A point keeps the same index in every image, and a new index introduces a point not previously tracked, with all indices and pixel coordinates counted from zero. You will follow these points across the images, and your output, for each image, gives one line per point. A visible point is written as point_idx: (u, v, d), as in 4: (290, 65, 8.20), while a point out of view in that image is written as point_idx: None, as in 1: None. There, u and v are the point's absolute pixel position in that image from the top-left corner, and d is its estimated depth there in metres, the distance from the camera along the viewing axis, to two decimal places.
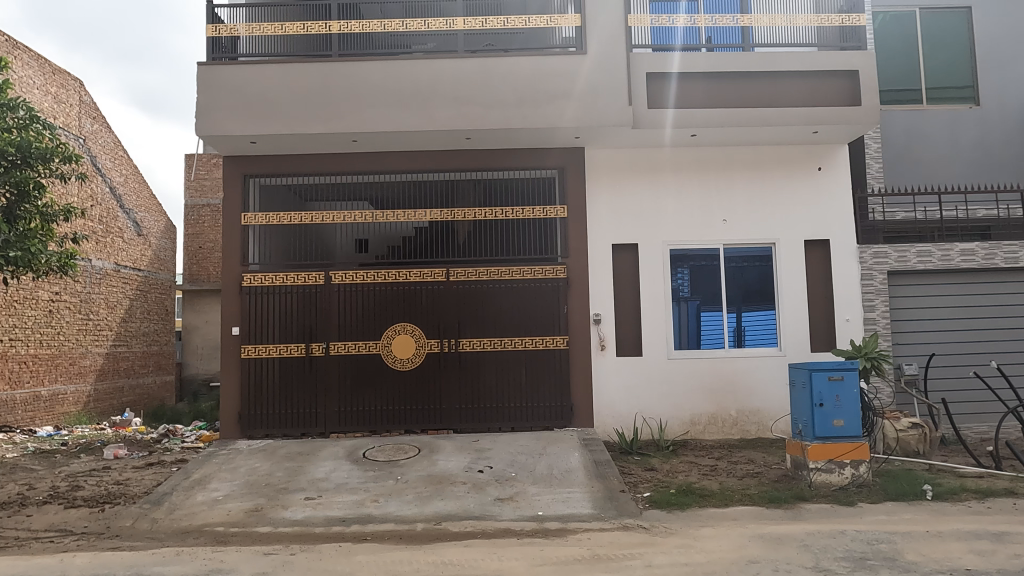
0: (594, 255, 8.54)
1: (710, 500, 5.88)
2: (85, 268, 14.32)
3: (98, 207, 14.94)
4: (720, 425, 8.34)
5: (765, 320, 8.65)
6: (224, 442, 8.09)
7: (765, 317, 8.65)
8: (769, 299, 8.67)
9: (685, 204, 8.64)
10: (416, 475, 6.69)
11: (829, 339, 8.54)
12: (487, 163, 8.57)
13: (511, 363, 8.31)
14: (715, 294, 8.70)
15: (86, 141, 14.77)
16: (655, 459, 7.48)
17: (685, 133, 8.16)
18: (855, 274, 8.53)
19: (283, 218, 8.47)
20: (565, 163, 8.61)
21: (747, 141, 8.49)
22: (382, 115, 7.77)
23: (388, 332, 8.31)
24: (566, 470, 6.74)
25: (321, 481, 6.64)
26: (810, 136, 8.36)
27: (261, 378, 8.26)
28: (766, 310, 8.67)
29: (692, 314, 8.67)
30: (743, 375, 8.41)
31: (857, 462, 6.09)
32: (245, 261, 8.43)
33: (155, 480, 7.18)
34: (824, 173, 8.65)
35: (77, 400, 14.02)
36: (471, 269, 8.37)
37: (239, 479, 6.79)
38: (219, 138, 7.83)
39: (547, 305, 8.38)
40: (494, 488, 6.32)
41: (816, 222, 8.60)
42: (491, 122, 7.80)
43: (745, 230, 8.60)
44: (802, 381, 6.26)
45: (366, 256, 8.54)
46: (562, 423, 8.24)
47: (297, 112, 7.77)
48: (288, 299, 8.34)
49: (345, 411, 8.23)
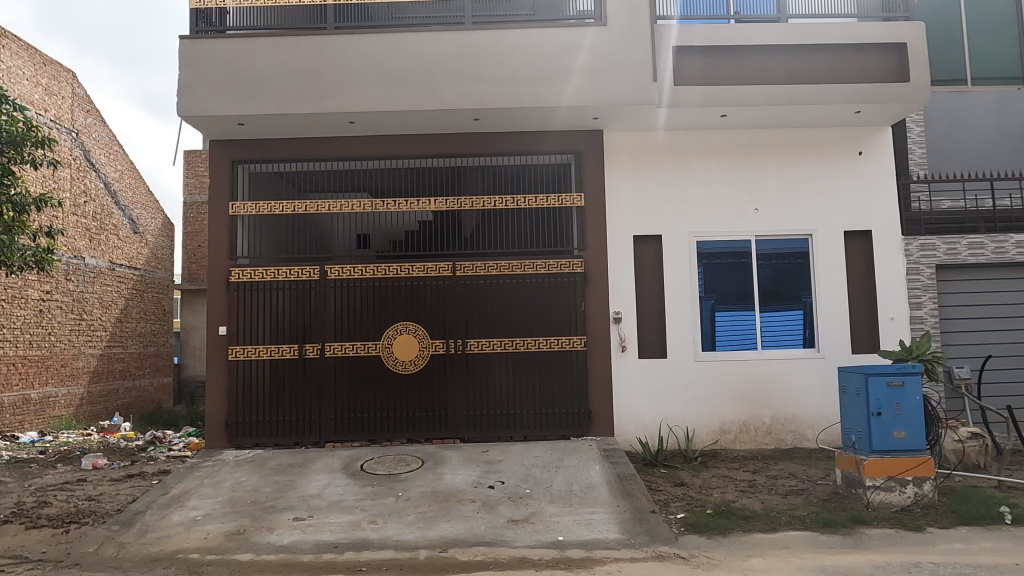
0: (613, 247, 7.81)
1: (755, 524, 5.14)
2: (77, 266, 13.69)
3: (91, 204, 14.32)
4: (752, 434, 7.62)
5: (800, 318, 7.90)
6: (208, 453, 7.39)
7: (801, 315, 7.91)
8: (806, 295, 7.92)
9: (714, 192, 7.91)
10: (419, 492, 5.98)
11: (872, 340, 7.80)
12: (497, 148, 7.87)
13: (523, 367, 7.59)
14: (746, 290, 7.97)
15: (79, 135, 14.09)
16: (684, 473, 6.76)
17: (714, 113, 7.43)
18: (900, 268, 7.79)
19: (275, 208, 7.78)
20: (583, 148, 7.90)
21: (781, 122, 7.76)
22: (383, 94, 7.07)
23: (388, 332, 7.61)
24: (587, 486, 6.02)
25: (312, 499, 5.93)
26: (851, 116, 7.62)
27: (250, 383, 7.57)
28: (803, 306, 7.92)
29: (705, 314, 7.89)
30: (777, 378, 7.67)
31: (921, 479, 5.34)
32: (233, 254, 7.75)
33: (130, 496, 6.48)
34: (865, 158, 7.91)
35: (69, 403, 13.37)
36: (480, 263, 7.66)
37: (221, 496, 6.09)
38: (203, 119, 7.14)
39: (562, 302, 7.66)
40: (508, 508, 5.60)
41: (857, 210, 7.86)
42: (502, 101, 7.09)
43: (778, 221, 7.86)
44: (856, 387, 5.54)
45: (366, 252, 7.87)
46: (580, 432, 7.52)
47: (290, 90, 7.08)
48: (279, 296, 7.64)
49: (341, 418, 7.52)
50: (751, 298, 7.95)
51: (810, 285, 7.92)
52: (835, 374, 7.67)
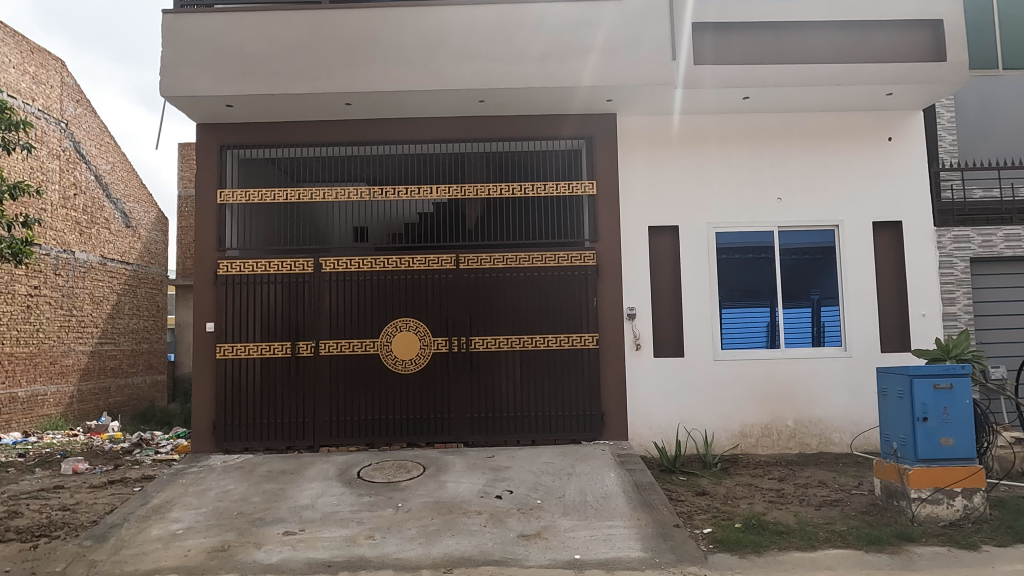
0: (627, 239, 7.33)
1: (791, 540, 4.67)
2: (67, 261, 13.18)
3: (82, 196, 13.83)
4: (775, 438, 7.16)
5: (813, 314, 7.44)
6: (194, 458, 6.91)
7: (816, 311, 7.44)
8: (828, 289, 7.46)
9: (734, 180, 7.43)
10: (421, 503, 5.50)
11: (901, 338, 7.32)
12: (503, 133, 7.38)
13: (531, 366, 7.12)
14: (769, 285, 7.48)
15: (69, 125, 13.55)
16: (705, 480, 6.30)
17: (736, 94, 6.94)
18: (932, 262, 7.32)
19: (267, 196, 7.29)
20: (595, 132, 7.41)
21: (808, 105, 7.27)
22: (381, 73, 6.58)
23: (387, 329, 7.13)
24: (603, 496, 5.55)
25: (304, 510, 5.45)
26: (882, 99, 7.14)
27: (240, 382, 7.08)
28: (814, 302, 7.46)
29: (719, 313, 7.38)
30: (802, 378, 7.20)
31: (971, 491, 4.87)
32: (222, 245, 7.26)
33: (108, 506, 6.01)
34: (894, 144, 7.44)
35: (58, 402, 12.88)
36: (485, 255, 7.17)
37: (206, 506, 5.61)
38: (189, 100, 6.64)
39: (572, 298, 7.18)
40: (518, 521, 5.12)
41: (886, 200, 7.39)
42: (510, 81, 6.60)
43: (803, 210, 7.38)
44: (899, 390, 5.07)
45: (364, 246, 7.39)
46: (592, 436, 7.04)
47: (281, 69, 6.58)
48: (270, 290, 7.16)
49: (337, 421, 7.05)
50: (775, 292, 7.47)
51: (836, 279, 7.44)
52: (863, 374, 7.20)
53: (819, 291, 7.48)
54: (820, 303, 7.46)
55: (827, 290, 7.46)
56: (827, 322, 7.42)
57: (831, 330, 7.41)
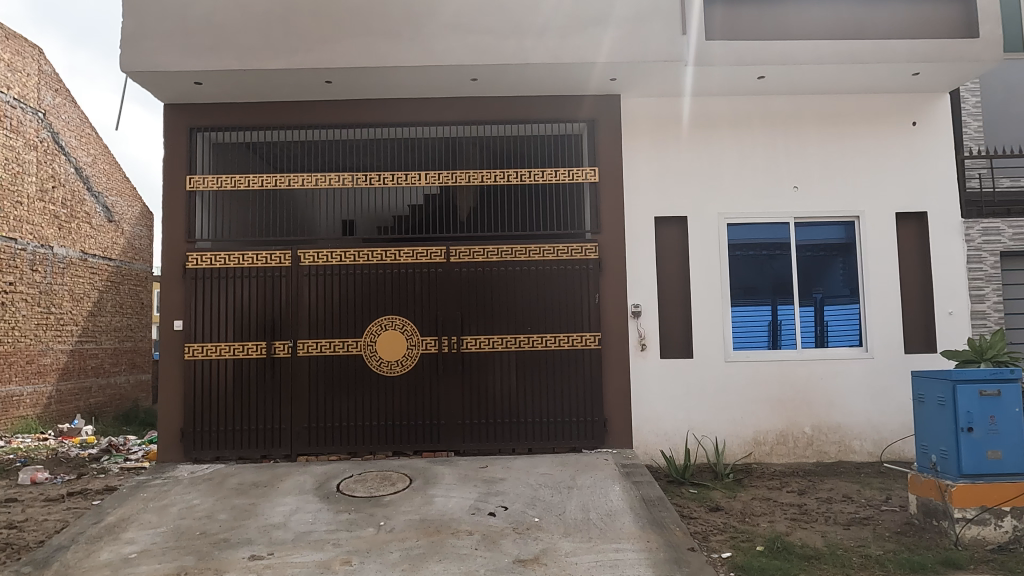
0: (631, 230, 6.79)
1: (822, 567, 4.14)
2: (45, 256, 12.54)
3: (61, 189, 13.19)
4: (791, 445, 6.64)
5: (817, 313, 6.89)
6: (161, 468, 6.34)
7: (820, 311, 6.89)
8: (833, 288, 6.92)
9: (748, 168, 6.89)
10: (405, 521, 4.93)
11: (926, 338, 6.81)
12: (497, 116, 6.83)
13: (528, 368, 6.56)
14: (779, 282, 6.91)
15: (47, 116, 12.88)
16: (718, 493, 5.77)
17: (751, 74, 6.39)
18: (959, 256, 6.80)
19: (240, 183, 6.72)
20: (600, 116, 6.85)
21: (827, 86, 6.73)
22: (364, 47, 5.99)
23: (371, 328, 6.56)
24: (608, 512, 5.00)
25: (275, 530, 4.88)
26: (907, 80, 6.60)
27: (211, 385, 6.51)
28: (817, 302, 6.90)
29: (732, 312, 6.83)
30: (820, 382, 6.67)
31: (1022, 510, 4.37)
32: (191, 236, 6.68)
33: (59, 523, 5.42)
34: (919, 130, 6.90)
35: (36, 403, 12.25)
36: (478, 248, 6.61)
37: (165, 525, 5.03)
38: (153, 76, 6.04)
39: (571, 294, 6.63)
40: (513, 543, 4.56)
41: (910, 189, 6.86)
42: (504, 56, 6.03)
43: (821, 200, 6.85)
44: (940, 396, 4.53)
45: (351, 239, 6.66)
46: (593, 444, 6.50)
47: (254, 42, 6.00)
48: (244, 286, 6.58)
49: (316, 428, 6.48)
50: (784, 290, 6.91)
51: (851, 276, 6.91)
52: (885, 377, 6.67)
53: (824, 290, 6.92)
54: (823, 302, 6.90)
55: (832, 289, 6.92)
56: (832, 322, 6.88)
57: (837, 330, 6.87)
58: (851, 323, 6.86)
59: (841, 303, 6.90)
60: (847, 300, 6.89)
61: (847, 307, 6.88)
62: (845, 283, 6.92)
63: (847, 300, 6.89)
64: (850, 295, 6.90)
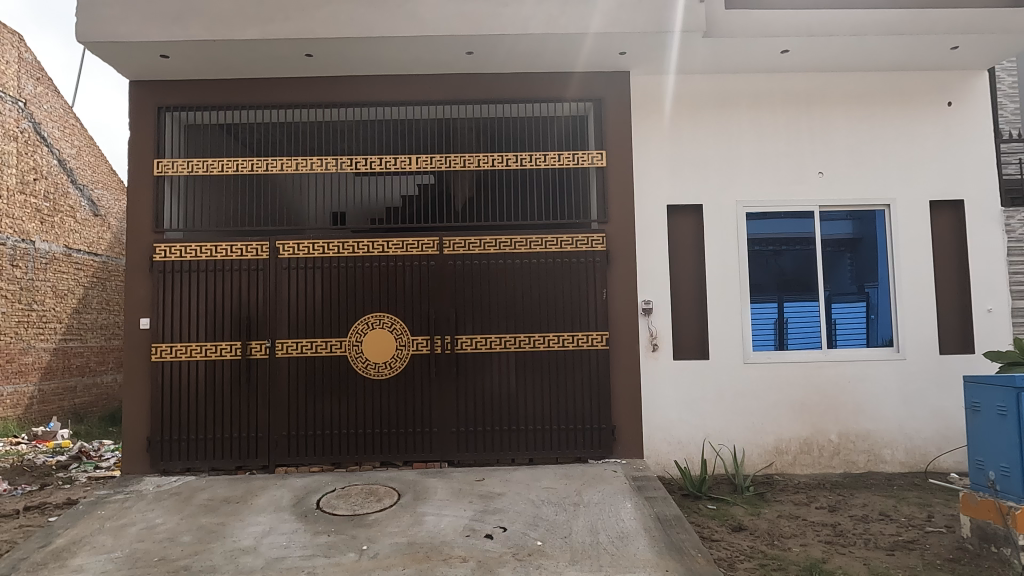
0: (642, 221, 6.22)
1: None
2: (26, 251, 11.92)
3: (43, 181, 12.53)
4: (816, 455, 6.08)
5: (828, 314, 6.32)
6: (125, 480, 5.76)
7: (829, 310, 6.32)
8: (840, 285, 6.38)
9: (768, 152, 6.31)
10: (390, 545, 4.35)
11: (963, 338, 6.25)
12: (495, 95, 6.25)
13: (529, 370, 5.99)
14: (782, 278, 6.33)
15: (27, 105, 12.21)
16: (739, 509, 5.21)
17: (774, 47, 5.81)
18: (999, 248, 6.24)
19: (214, 167, 6.13)
20: (609, 94, 6.27)
21: (858, 61, 6.15)
22: (346, 15, 5.40)
23: (357, 327, 5.98)
24: (620, 534, 4.44)
25: (243, 556, 4.30)
26: (944, 54, 6.02)
27: (181, 389, 5.94)
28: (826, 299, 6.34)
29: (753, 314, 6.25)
30: (847, 385, 6.11)
31: None
32: (158, 225, 6.09)
33: (5, 546, 4.84)
34: (955, 111, 6.33)
35: (17, 403, 11.60)
36: (474, 239, 6.03)
37: (120, 550, 4.45)
38: (113, 47, 5.44)
39: (576, 289, 6.05)
40: (512, 573, 3.99)
41: (946, 175, 6.29)
42: (502, 25, 5.43)
43: (848, 187, 6.29)
44: (1002, 405, 3.96)
45: (343, 233, 6.13)
46: (600, 454, 5.94)
47: (224, 9, 5.40)
48: (216, 280, 6.00)
49: (296, 436, 5.91)
50: (788, 286, 6.33)
51: (858, 272, 6.38)
52: (919, 380, 6.11)
53: (831, 287, 6.37)
54: (831, 299, 6.35)
55: (840, 287, 6.38)
56: (844, 322, 6.31)
57: (851, 330, 6.30)
58: (859, 321, 6.33)
59: (850, 301, 6.36)
60: (853, 298, 6.36)
61: (857, 305, 6.35)
62: (852, 280, 6.38)
63: (854, 298, 6.36)
64: (858, 292, 6.38)
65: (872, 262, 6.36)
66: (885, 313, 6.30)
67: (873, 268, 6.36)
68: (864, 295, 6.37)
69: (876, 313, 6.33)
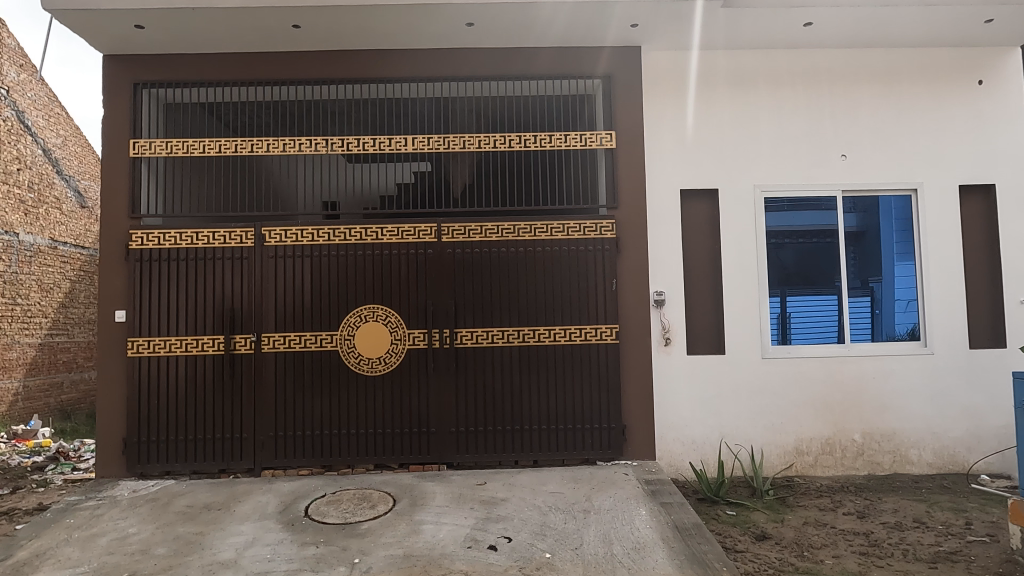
0: (654, 206, 5.83)
1: None
2: (9, 244, 11.45)
3: (28, 172, 12.06)
4: (838, 455, 5.72)
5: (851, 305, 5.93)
6: (99, 485, 5.35)
7: (853, 301, 5.94)
8: (863, 276, 5.98)
9: (788, 133, 5.92)
10: (385, 558, 3.96)
11: (994, 331, 5.89)
12: (496, 71, 5.83)
13: (533, 365, 5.60)
14: (790, 271, 5.95)
15: (10, 93, 11.73)
16: (762, 515, 4.83)
17: (798, 19, 5.41)
18: None
19: (194, 148, 5.71)
20: (620, 71, 5.86)
21: (885, 36, 5.75)
22: None
23: (350, 320, 5.58)
24: (636, 545, 4.06)
25: (222, 570, 3.91)
26: (978, 28, 5.63)
27: (159, 387, 5.52)
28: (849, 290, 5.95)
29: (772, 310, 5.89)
30: (872, 382, 5.74)
31: None
32: (135, 210, 5.67)
33: None
34: (986, 90, 5.95)
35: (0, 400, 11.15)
36: (474, 226, 5.62)
37: (87, 564, 4.04)
38: (82, 15, 5.00)
39: (583, 279, 5.66)
40: None
41: (977, 158, 5.91)
42: None
43: (873, 171, 5.91)
44: None
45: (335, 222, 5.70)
46: (609, 455, 5.56)
47: None
48: (197, 269, 5.58)
49: (284, 437, 5.50)
50: (797, 279, 5.95)
51: (869, 266, 5.99)
52: (948, 377, 5.74)
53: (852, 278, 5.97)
54: (855, 291, 5.96)
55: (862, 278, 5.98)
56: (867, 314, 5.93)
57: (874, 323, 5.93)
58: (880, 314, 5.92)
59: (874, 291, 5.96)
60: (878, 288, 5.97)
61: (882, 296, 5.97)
62: (862, 273, 5.98)
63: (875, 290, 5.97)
64: (863, 287, 5.98)
65: (876, 254, 5.99)
66: (891, 307, 5.95)
67: (876, 261, 5.99)
68: (875, 288, 5.97)
69: (883, 308, 5.95)
